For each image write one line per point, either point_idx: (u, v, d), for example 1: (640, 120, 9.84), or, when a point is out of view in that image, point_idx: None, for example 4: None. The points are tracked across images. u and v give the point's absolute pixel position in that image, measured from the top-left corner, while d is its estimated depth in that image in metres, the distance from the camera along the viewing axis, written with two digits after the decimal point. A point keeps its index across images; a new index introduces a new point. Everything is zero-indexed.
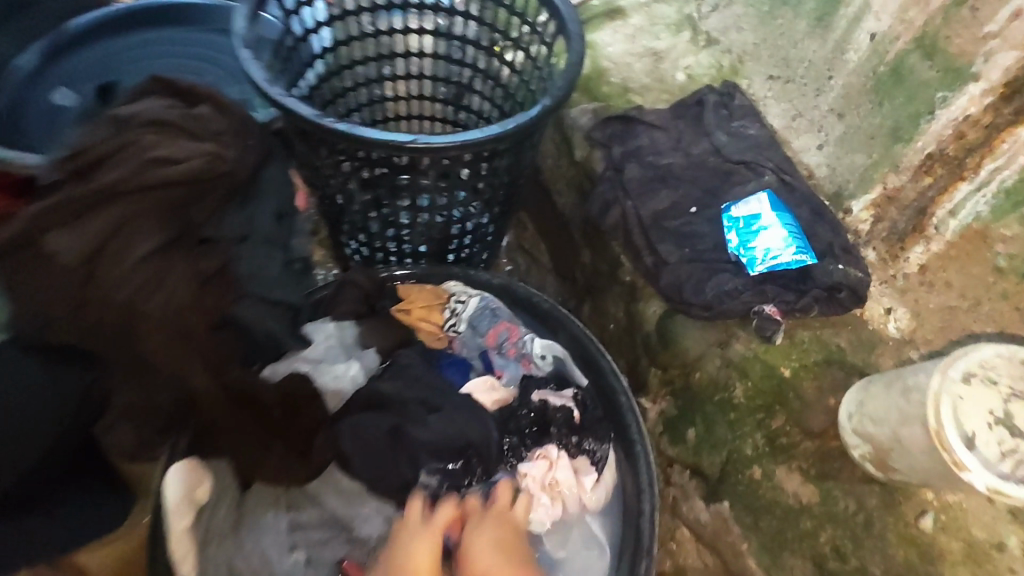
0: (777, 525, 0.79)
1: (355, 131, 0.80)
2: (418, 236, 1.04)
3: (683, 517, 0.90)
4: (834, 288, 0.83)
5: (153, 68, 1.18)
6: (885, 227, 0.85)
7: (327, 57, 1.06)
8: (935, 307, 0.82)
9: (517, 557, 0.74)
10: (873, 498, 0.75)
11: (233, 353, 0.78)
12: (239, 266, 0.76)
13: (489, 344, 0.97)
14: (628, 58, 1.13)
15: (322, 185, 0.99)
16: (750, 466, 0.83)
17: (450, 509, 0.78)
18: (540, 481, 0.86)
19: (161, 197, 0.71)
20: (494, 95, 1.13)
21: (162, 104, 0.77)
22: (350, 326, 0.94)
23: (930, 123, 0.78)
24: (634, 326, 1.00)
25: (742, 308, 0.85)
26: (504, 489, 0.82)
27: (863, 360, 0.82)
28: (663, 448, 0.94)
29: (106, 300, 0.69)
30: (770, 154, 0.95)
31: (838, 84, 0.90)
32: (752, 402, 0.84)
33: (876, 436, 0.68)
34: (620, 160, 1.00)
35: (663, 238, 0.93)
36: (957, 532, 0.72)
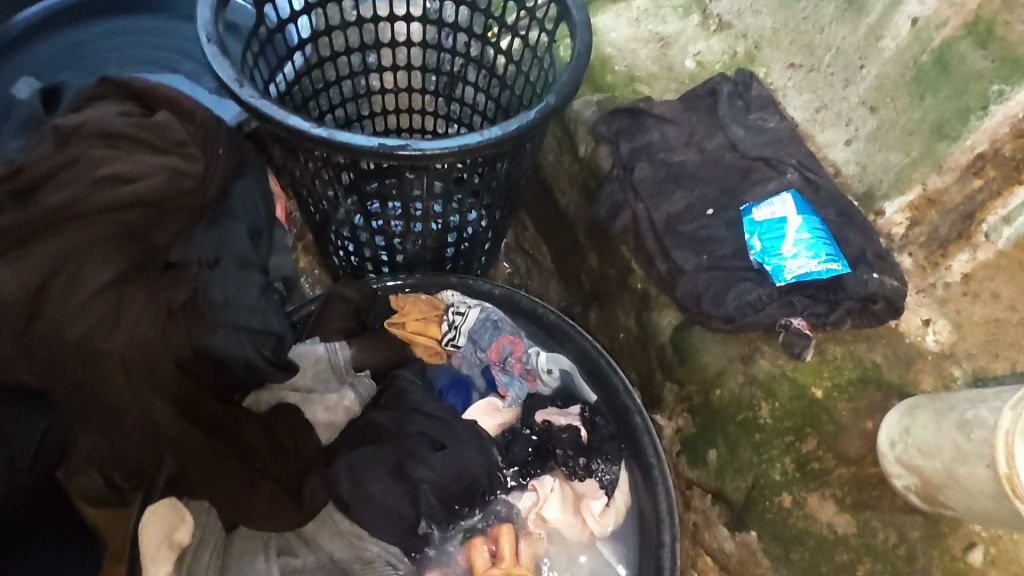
0: (810, 559, 0.73)
1: (338, 136, 0.72)
2: (411, 245, 0.96)
3: (705, 545, 0.84)
4: (870, 299, 0.77)
5: (122, 61, 1.09)
6: (922, 230, 0.79)
7: (307, 47, 0.97)
8: (980, 320, 0.75)
9: None
10: (916, 529, 0.70)
11: (204, 384, 0.72)
12: (210, 292, 0.70)
13: (492, 360, 0.89)
14: (632, 44, 1.03)
15: (305, 191, 0.90)
16: (779, 493, 0.76)
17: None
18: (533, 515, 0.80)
19: (118, 220, 0.67)
20: (489, 87, 1.04)
21: (116, 111, 0.71)
22: (341, 347, 0.85)
23: (984, 119, 0.73)
24: (647, 337, 0.93)
25: (766, 321, 0.79)
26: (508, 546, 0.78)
27: (900, 378, 0.76)
28: (682, 470, 0.87)
29: (58, 334, 0.66)
30: (792, 150, 0.87)
31: (871, 73, 0.83)
32: (780, 423, 0.77)
33: (924, 469, 0.62)
34: (629, 159, 0.93)
35: (678, 244, 0.86)
36: (1008, 566, 0.67)
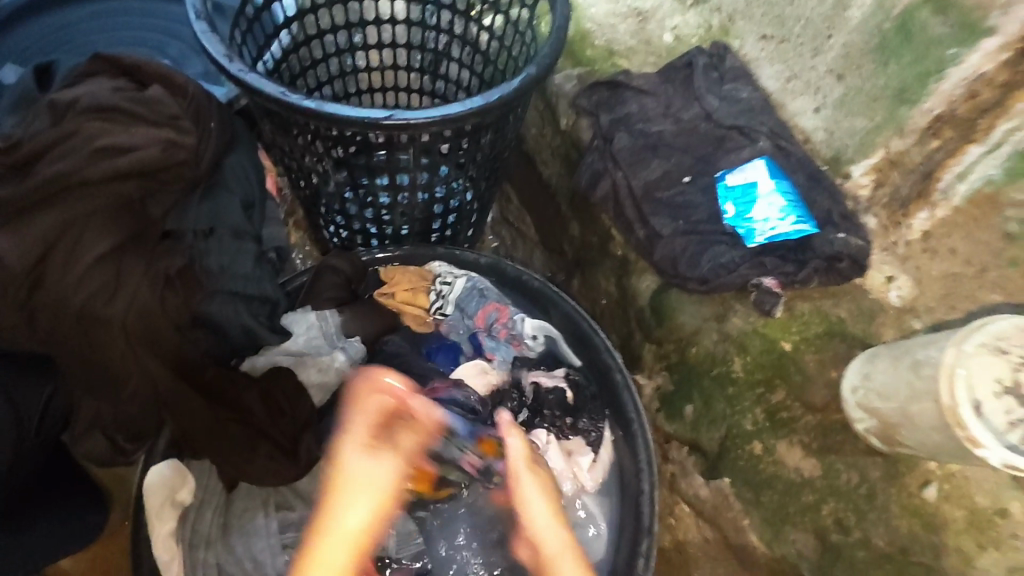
0: (779, 500, 0.78)
1: (325, 108, 0.74)
2: (399, 217, 0.98)
3: (682, 493, 0.89)
4: (835, 258, 0.80)
5: (109, 42, 1.11)
6: (886, 192, 0.82)
7: (293, 26, 0.98)
8: (938, 274, 0.80)
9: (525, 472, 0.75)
10: (876, 470, 0.74)
11: (203, 348, 0.76)
12: (206, 261, 0.73)
13: (479, 326, 0.92)
14: (612, 19, 1.06)
15: (294, 165, 0.92)
16: (750, 442, 0.81)
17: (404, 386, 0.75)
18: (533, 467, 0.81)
19: (115, 192, 0.69)
20: (473, 63, 1.06)
21: (109, 87, 0.72)
22: (332, 315, 0.88)
23: (940, 82, 0.76)
24: (627, 301, 0.97)
25: (740, 281, 0.83)
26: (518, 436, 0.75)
27: (864, 331, 0.80)
28: (660, 424, 0.92)
29: (60, 304, 0.68)
30: (764, 118, 0.90)
31: (837, 42, 0.86)
32: (751, 376, 0.82)
33: (882, 411, 0.67)
34: (609, 129, 0.95)
35: (655, 210, 0.89)
36: (961, 501, 0.71)
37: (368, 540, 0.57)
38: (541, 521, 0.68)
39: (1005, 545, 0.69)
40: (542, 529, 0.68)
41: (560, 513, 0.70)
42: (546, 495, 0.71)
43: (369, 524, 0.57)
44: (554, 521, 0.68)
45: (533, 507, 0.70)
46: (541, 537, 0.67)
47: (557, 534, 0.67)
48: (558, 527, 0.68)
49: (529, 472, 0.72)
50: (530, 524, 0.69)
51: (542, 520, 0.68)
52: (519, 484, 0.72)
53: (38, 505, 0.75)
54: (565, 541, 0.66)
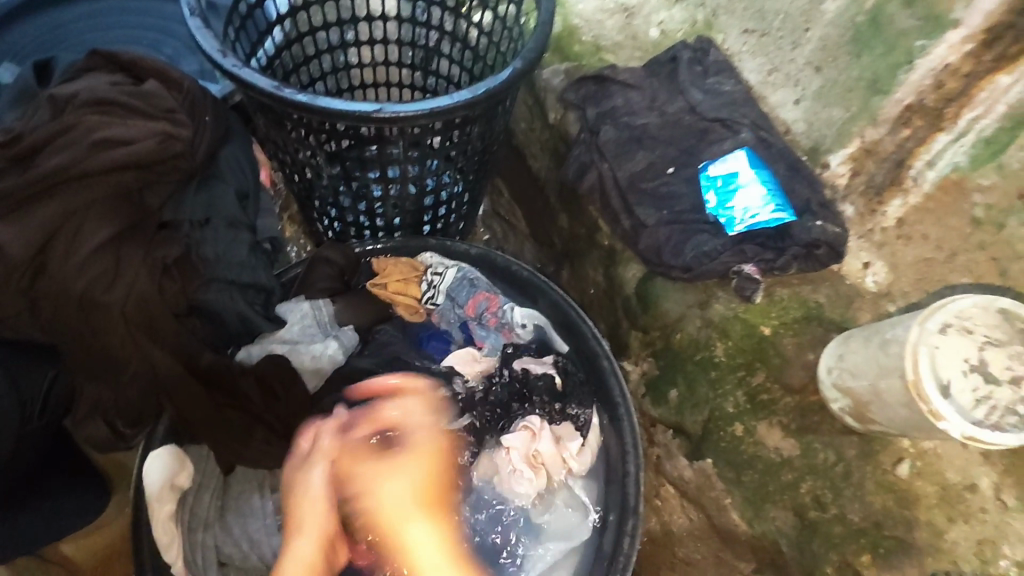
0: (759, 479, 0.80)
1: (316, 101, 0.76)
2: (391, 210, 1.01)
3: (667, 475, 0.91)
4: (813, 245, 0.82)
5: (107, 40, 1.13)
6: (862, 180, 0.85)
7: (286, 23, 1.01)
8: (912, 260, 0.82)
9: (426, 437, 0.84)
10: (852, 449, 0.77)
11: (200, 335, 0.80)
12: (202, 249, 0.76)
13: (469, 315, 0.94)
14: (599, 15, 1.08)
15: (287, 158, 0.95)
16: (731, 424, 0.83)
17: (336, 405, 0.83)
18: (524, 454, 0.81)
19: (113, 181, 0.71)
20: (463, 59, 1.08)
21: (107, 82, 0.75)
22: (325, 304, 0.90)
23: (910, 72, 0.79)
24: (614, 290, 0.99)
25: (721, 268, 0.85)
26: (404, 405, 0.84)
27: (841, 316, 0.82)
28: (646, 408, 0.94)
29: (62, 291, 0.71)
30: (746, 110, 0.92)
31: (815, 36, 0.89)
32: (733, 360, 0.84)
33: (856, 390, 0.70)
34: (595, 122, 0.98)
35: (640, 200, 0.92)
36: (932, 477, 0.74)
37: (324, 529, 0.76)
38: (422, 536, 0.79)
39: (973, 518, 0.72)
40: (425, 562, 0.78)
41: (452, 533, 0.81)
42: (428, 461, 0.83)
43: (323, 523, 0.76)
44: (440, 543, 0.80)
45: (414, 532, 0.79)
46: (416, 557, 0.78)
47: (437, 556, 0.78)
48: (445, 555, 0.79)
49: (399, 474, 0.81)
50: (407, 551, 0.78)
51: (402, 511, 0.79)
52: (390, 465, 0.81)
53: (40, 488, 0.78)
54: (441, 545, 0.79)
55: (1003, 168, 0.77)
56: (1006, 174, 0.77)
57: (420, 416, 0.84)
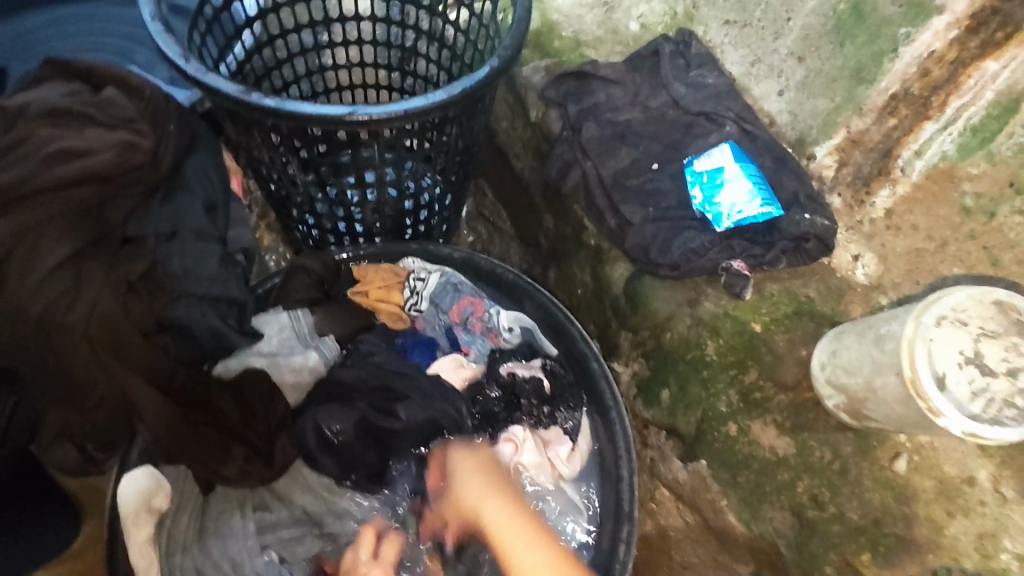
0: (755, 480, 0.79)
1: (284, 106, 0.73)
2: (370, 215, 0.98)
3: (661, 478, 0.90)
4: (802, 238, 0.81)
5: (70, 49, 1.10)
6: (849, 171, 0.84)
7: (255, 26, 0.98)
8: (903, 251, 0.80)
9: (489, 479, 0.73)
10: (848, 445, 0.75)
11: (173, 353, 0.77)
12: (169, 264, 0.74)
13: (454, 321, 0.91)
14: (578, 9, 1.06)
15: (260, 166, 0.91)
16: (725, 423, 0.81)
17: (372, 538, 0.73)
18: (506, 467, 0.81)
19: (71, 196, 0.68)
20: (440, 58, 1.05)
21: (62, 92, 0.72)
22: (304, 315, 0.87)
23: (895, 61, 0.78)
24: (602, 290, 0.98)
25: (709, 264, 0.83)
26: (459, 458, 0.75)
27: (832, 309, 0.81)
28: (638, 410, 0.93)
29: (20, 311, 0.68)
30: (730, 103, 0.90)
31: (797, 25, 0.87)
32: (724, 359, 0.83)
33: (850, 387, 0.68)
34: (577, 119, 0.96)
35: (625, 198, 0.90)
36: (929, 471, 0.72)
37: None
38: (499, 521, 0.69)
39: (972, 512, 0.70)
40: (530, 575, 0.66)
41: (524, 514, 0.70)
42: (480, 473, 0.74)
43: None
44: (532, 536, 0.68)
45: (521, 554, 0.67)
46: (497, 535, 0.69)
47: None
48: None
49: (491, 493, 0.72)
50: (506, 554, 0.67)
51: (475, 488, 0.72)
52: (465, 497, 0.72)
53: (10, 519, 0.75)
54: (528, 542, 0.68)
55: (993, 156, 0.75)
56: (995, 162, 0.75)
57: (478, 471, 0.74)
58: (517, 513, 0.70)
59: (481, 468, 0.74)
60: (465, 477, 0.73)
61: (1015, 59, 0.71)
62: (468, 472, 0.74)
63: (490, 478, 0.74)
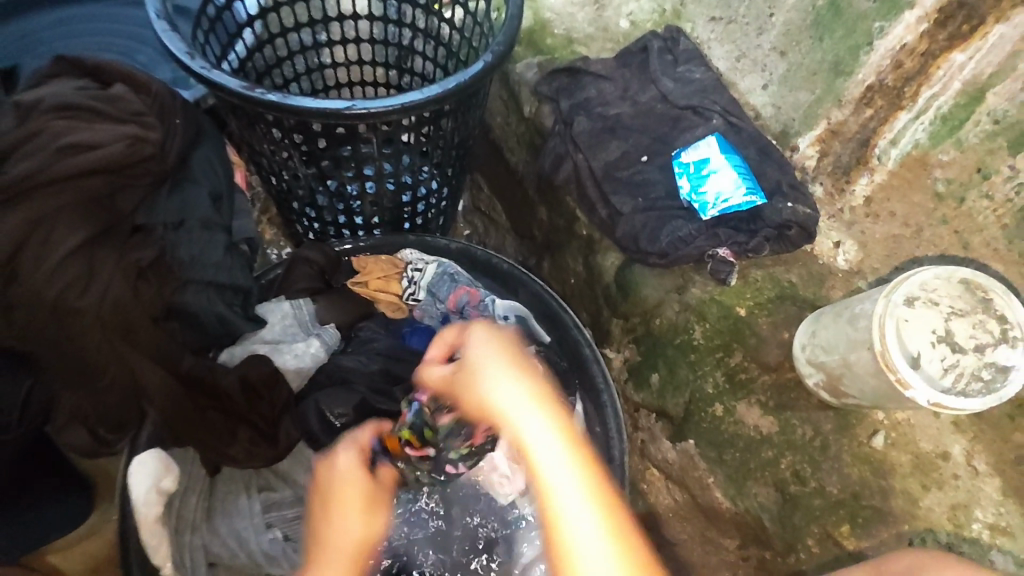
0: (740, 457, 0.82)
1: (286, 100, 0.76)
2: (369, 207, 1.01)
3: (652, 459, 0.94)
4: (784, 226, 0.84)
5: (76, 49, 1.13)
6: (830, 161, 0.87)
7: (256, 24, 1.01)
8: (881, 237, 0.84)
9: (512, 355, 0.62)
10: (828, 423, 0.79)
11: (180, 339, 0.80)
12: (178, 251, 0.77)
13: (451, 309, 0.93)
14: (570, 7, 1.09)
15: (263, 160, 0.94)
16: (712, 404, 0.85)
17: (347, 437, 0.71)
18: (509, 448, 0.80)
19: (83, 186, 0.71)
20: (437, 56, 1.08)
21: (72, 87, 0.75)
22: (306, 303, 0.90)
23: (869, 54, 0.81)
24: (594, 279, 1.01)
25: (696, 252, 0.86)
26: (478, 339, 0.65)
27: (814, 294, 0.84)
28: (629, 394, 0.96)
29: (34, 296, 0.70)
30: (716, 97, 0.93)
31: (778, 21, 0.90)
32: (711, 342, 0.86)
33: (828, 364, 0.71)
34: (569, 114, 0.99)
35: (616, 188, 0.93)
36: (906, 447, 0.75)
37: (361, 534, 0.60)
38: (507, 399, 0.58)
39: (946, 484, 0.73)
40: (565, 515, 0.53)
41: (541, 396, 0.59)
42: (506, 356, 0.62)
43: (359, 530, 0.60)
44: (555, 433, 0.56)
45: (541, 448, 0.55)
46: (516, 421, 0.57)
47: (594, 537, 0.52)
48: (593, 507, 0.53)
49: (515, 375, 0.60)
50: (525, 448, 0.56)
51: (515, 402, 0.58)
52: (482, 378, 0.60)
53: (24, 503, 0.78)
54: (570, 466, 0.55)
55: (961, 143, 0.78)
56: (964, 149, 0.78)
57: (500, 354, 0.62)
58: (554, 413, 0.58)
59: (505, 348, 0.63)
60: (490, 381, 0.59)
61: (980, 50, 0.73)
62: (490, 349, 0.63)
63: (514, 348, 0.63)
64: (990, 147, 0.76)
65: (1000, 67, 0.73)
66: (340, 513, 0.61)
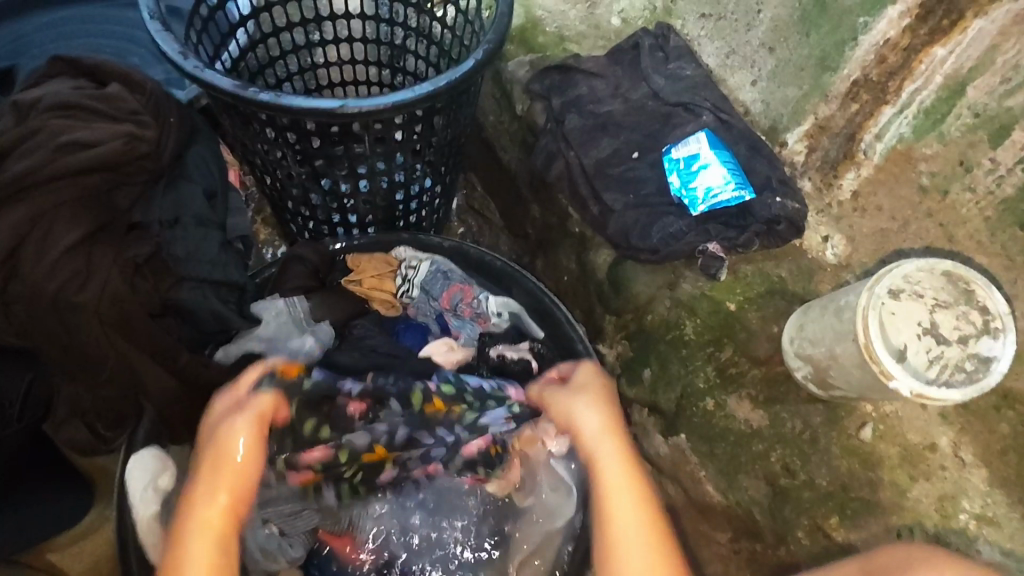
0: (730, 451, 0.83)
1: (278, 99, 0.77)
2: (362, 205, 1.01)
3: (645, 453, 0.94)
4: (774, 221, 0.85)
5: (72, 50, 1.13)
6: (818, 156, 0.88)
7: (249, 24, 1.01)
8: (869, 231, 0.84)
9: (608, 404, 0.74)
10: (817, 416, 0.79)
11: (176, 334, 0.81)
12: (172, 248, 0.78)
13: (444, 307, 0.95)
14: (562, 6, 1.10)
15: (257, 159, 0.95)
16: (703, 399, 0.85)
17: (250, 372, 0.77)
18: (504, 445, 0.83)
19: (80, 184, 0.72)
20: (429, 54, 1.09)
21: (70, 87, 0.77)
22: (299, 301, 0.90)
23: (855, 49, 0.81)
24: (587, 275, 1.01)
25: (687, 248, 0.87)
26: (588, 370, 0.79)
27: (803, 289, 0.85)
28: (621, 389, 0.97)
29: (33, 292, 0.70)
30: (706, 94, 0.94)
31: (766, 17, 0.90)
32: (702, 337, 0.87)
33: (815, 357, 0.72)
34: (560, 112, 0.99)
35: (607, 185, 0.93)
36: (894, 439, 0.76)
37: (222, 502, 0.66)
38: (592, 424, 0.71)
39: (934, 476, 0.74)
40: (624, 539, 0.65)
41: (621, 431, 0.72)
42: (600, 401, 0.74)
43: (218, 497, 0.66)
44: (626, 474, 0.68)
45: (609, 467, 0.68)
46: (596, 450, 0.70)
47: (640, 551, 0.63)
48: (647, 540, 0.64)
49: (603, 419, 0.72)
50: (599, 476, 0.68)
51: (597, 436, 0.71)
52: (577, 409, 0.73)
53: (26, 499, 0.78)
54: (634, 501, 0.66)
55: (943, 136, 0.78)
56: (945, 143, 0.78)
57: (597, 398, 0.74)
58: (627, 455, 0.69)
59: (601, 393, 0.75)
60: (584, 415, 0.72)
61: (960, 44, 0.74)
62: (588, 394, 0.74)
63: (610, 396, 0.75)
64: (971, 141, 0.77)
65: (980, 61, 0.74)
66: (201, 479, 0.68)
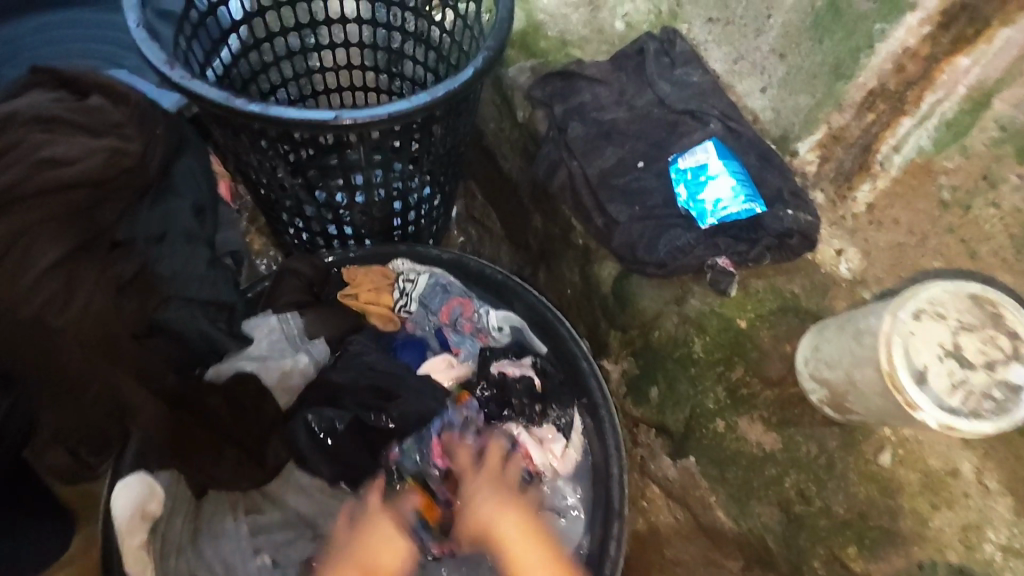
0: (742, 476, 0.80)
1: (267, 111, 0.74)
2: (358, 217, 0.98)
3: (652, 476, 0.91)
4: (786, 234, 0.81)
5: (60, 56, 1.10)
6: (831, 166, 0.84)
7: (242, 30, 0.98)
8: (885, 245, 0.81)
9: (505, 494, 0.79)
10: (833, 440, 0.76)
11: (165, 355, 0.77)
12: (158, 266, 0.76)
13: (444, 322, 0.91)
14: (564, 9, 1.06)
15: (249, 171, 0.92)
16: (713, 420, 0.82)
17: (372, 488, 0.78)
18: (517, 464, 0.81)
19: (62, 201, 0.69)
20: (427, 59, 1.06)
21: (49, 97, 0.73)
22: (294, 317, 0.87)
23: (871, 57, 0.78)
24: (591, 289, 0.98)
25: (695, 262, 0.83)
26: (481, 457, 0.81)
27: (816, 305, 0.82)
28: (628, 409, 0.94)
29: (13, 315, 0.67)
30: (714, 101, 0.90)
31: (777, 22, 0.87)
32: (711, 355, 0.83)
33: (832, 381, 0.69)
34: (563, 120, 0.96)
35: (612, 197, 0.90)
36: (914, 464, 0.73)
37: None
38: (495, 522, 0.76)
39: (956, 504, 0.71)
40: None
41: (521, 517, 0.77)
42: (494, 496, 0.78)
43: None
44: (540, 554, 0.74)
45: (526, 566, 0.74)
46: (506, 545, 0.75)
47: None
48: None
49: (501, 511, 0.77)
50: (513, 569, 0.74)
51: (498, 529, 0.76)
52: (478, 515, 0.77)
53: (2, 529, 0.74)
54: None
55: (966, 150, 0.75)
56: (969, 156, 0.75)
57: (494, 495, 0.78)
58: (528, 539, 0.75)
59: (495, 488, 0.79)
60: (496, 511, 0.77)
61: (985, 54, 0.72)
62: (485, 493, 0.78)
63: (501, 491, 0.79)
64: (996, 155, 0.73)
65: (1007, 72, 0.72)
66: None
